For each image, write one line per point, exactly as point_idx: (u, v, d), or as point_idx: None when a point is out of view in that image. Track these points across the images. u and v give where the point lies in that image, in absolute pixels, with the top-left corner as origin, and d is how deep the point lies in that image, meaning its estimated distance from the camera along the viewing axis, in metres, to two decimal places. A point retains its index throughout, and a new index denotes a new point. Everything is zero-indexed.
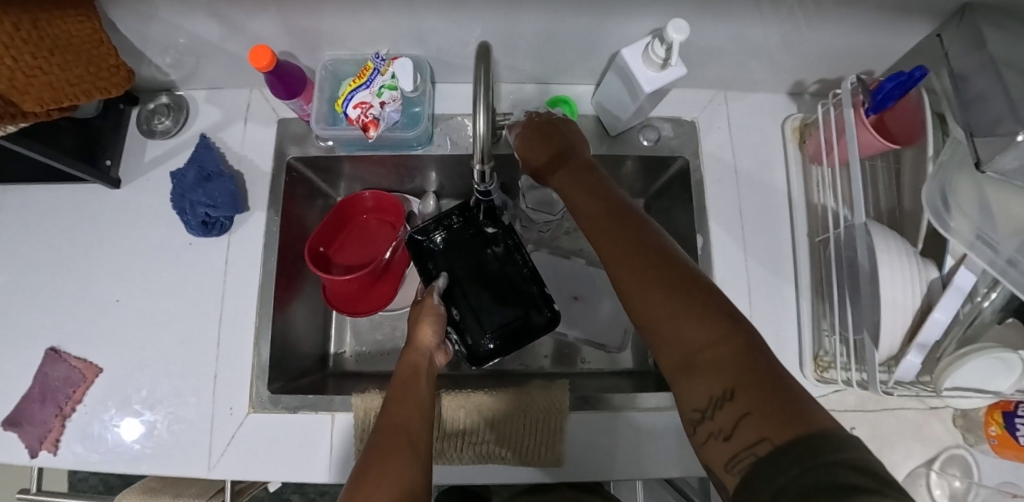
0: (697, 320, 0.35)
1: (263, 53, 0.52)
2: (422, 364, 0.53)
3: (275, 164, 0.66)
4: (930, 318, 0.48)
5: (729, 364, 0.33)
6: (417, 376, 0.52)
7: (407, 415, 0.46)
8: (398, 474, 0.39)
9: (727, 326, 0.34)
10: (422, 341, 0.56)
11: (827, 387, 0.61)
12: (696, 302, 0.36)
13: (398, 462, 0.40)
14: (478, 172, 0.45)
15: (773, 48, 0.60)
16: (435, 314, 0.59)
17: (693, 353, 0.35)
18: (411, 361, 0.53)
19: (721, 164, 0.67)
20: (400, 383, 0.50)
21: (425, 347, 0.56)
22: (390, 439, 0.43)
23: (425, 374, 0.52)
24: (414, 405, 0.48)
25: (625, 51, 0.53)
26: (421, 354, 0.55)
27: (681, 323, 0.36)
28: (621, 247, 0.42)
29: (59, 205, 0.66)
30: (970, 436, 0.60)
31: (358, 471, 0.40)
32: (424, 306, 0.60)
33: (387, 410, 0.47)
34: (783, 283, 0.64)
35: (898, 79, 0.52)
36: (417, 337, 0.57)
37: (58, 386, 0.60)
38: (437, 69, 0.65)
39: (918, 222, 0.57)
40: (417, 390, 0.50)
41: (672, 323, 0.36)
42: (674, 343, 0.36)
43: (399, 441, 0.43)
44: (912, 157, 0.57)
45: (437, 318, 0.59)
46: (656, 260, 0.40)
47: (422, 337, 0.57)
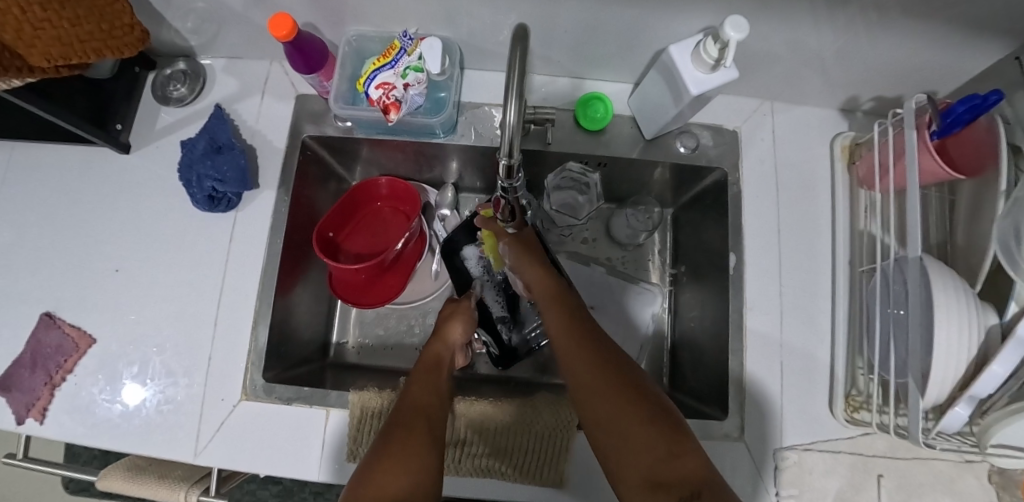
0: (657, 432, 0.39)
1: (283, 21, 0.49)
2: (445, 357, 0.54)
3: (290, 142, 0.63)
4: (987, 371, 0.43)
5: (689, 473, 0.37)
6: (440, 369, 0.52)
7: (428, 406, 0.45)
8: (414, 459, 0.39)
9: (679, 438, 0.39)
10: (450, 335, 0.57)
11: (856, 429, 0.57)
12: (648, 416, 0.40)
13: (413, 448, 0.40)
14: (504, 166, 0.40)
15: (831, 59, 0.55)
16: (467, 314, 0.60)
17: (657, 462, 0.38)
18: (435, 353, 0.53)
19: (762, 179, 0.63)
20: (421, 374, 0.50)
21: (451, 342, 0.56)
22: (408, 425, 0.42)
23: (447, 367, 0.53)
24: (433, 395, 0.47)
25: (674, 48, 0.49)
26: (446, 347, 0.55)
27: (626, 408, 0.41)
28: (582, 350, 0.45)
29: (67, 166, 0.63)
30: (1005, 495, 0.55)
31: (368, 462, 0.39)
32: (458, 306, 0.61)
33: (406, 397, 0.46)
34: (818, 313, 0.59)
35: (971, 102, 0.46)
36: (445, 331, 0.57)
37: (50, 354, 0.57)
38: (467, 53, 0.61)
39: (975, 260, 0.52)
40: (438, 382, 0.50)
41: (632, 431, 0.40)
42: (634, 453, 0.39)
43: (418, 427, 0.42)
44: (973, 189, 0.53)
45: (467, 319, 0.60)
46: (615, 370, 0.44)
47: (450, 332, 0.57)
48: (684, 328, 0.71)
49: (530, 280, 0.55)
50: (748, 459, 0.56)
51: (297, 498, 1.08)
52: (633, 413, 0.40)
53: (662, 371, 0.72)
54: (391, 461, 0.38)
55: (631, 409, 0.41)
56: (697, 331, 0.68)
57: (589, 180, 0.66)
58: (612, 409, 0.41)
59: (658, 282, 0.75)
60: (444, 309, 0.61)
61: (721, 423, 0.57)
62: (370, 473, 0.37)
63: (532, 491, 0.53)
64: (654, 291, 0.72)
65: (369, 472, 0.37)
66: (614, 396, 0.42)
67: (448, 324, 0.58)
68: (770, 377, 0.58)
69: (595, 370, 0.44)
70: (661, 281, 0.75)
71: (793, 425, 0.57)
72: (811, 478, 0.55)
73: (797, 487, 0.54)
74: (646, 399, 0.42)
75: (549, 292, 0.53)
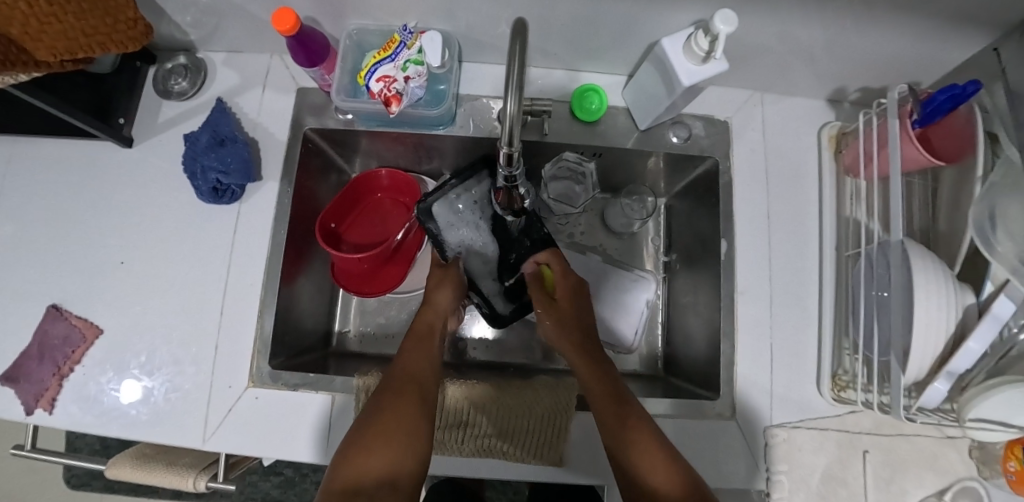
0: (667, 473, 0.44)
1: (286, 16, 0.50)
2: (436, 324, 0.57)
3: (291, 134, 0.64)
4: (964, 347, 0.46)
5: None
6: (432, 336, 0.55)
7: (419, 369, 0.50)
8: (404, 425, 0.43)
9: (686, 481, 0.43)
10: (439, 303, 0.59)
11: (842, 407, 0.59)
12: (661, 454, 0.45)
13: (405, 411, 0.44)
14: (504, 155, 0.42)
15: (820, 51, 0.57)
16: (456, 281, 0.62)
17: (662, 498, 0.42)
18: (427, 320, 0.57)
19: (752, 167, 0.65)
20: (414, 339, 0.54)
21: (442, 309, 0.60)
22: (401, 386, 0.47)
23: (438, 335, 0.56)
24: (427, 360, 0.51)
25: (666, 41, 0.50)
26: (437, 315, 0.59)
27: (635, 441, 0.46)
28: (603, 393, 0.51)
29: (70, 160, 0.64)
30: (986, 469, 0.58)
31: (362, 419, 0.44)
32: (445, 272, 0.62)
33: (399, 359, 0.50)
34: (807, 296, 0.62)
35: (951, 92, 0.48)
36: (434, 298, 0.60)
37: (57, 345, 0.58)
38: (465, 46, 0.62)
39: (956, 244, 0.54)
40: (428, 347, 0.53)
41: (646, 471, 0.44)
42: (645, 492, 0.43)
43: (409, 390, 0.46)
44: (955, 176, 0.55)
45: (456, 286, 0.62)
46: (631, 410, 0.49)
47: (440, 300, 0.60)
48: (678, 315, 0.73)
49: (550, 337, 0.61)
50: (740, 437, 0.58)
51: (300, 487, 1.10)
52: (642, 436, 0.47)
53: (656, 356, 0.75)
54: (380, 424, 0.42)
55: (645, 449, 0.45)
56: (689, 316, 0.70)
57: (585, 169, 0.67)
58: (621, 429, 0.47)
59: (653, 269, 0.77)
60: (434, 277, 0.62)
61: (714, 403, 0.59)
62: (361, 431, 0.43)
63: (534, 470, 0.55)
64: (647, 277, 0.74)
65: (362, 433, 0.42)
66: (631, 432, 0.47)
67: (437, 291, 0.61)
68: (761, 359, 0.60)
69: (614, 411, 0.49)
70: (655, 268, 0.77)
71: (783, 405, 0.59)
72: (800, 454, 0.58)
73: (787, 463, 0.57)
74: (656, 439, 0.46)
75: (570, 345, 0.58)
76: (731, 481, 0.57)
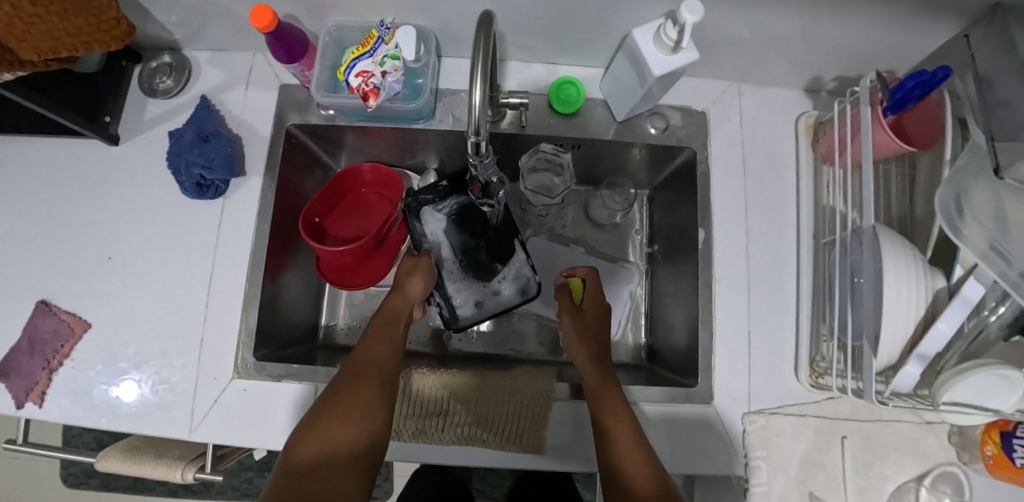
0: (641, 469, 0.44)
1: (264, 12, 0.51)
2: (404, 312, 0.56)
3: (274, 130, 0.65)
4: (933, 329, 0.46)
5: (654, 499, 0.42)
6: (398, 321, 0.55)
7: (381, 355, 0.50)
8: (362, 408, 0.44)
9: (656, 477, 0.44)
10: (410, 291, 0.58)
11: (820, 393, 0.60)
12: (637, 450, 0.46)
13: (364, 394, 0.45)
14: (473, 144, 0.42)
15: (792, 41, 0.58)
16: (427, 269, 0.61)
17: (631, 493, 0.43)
18: (395, 307, 0.56)
19: (730, 157, 0.66)
20: (379, 325, 0.53)
21: (412, 297, 0.58)
22: (360, 372, 0.47)
23: (404, 322, 0.55)
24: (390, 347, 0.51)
25: (636, 32, 0.51)
26: (406, 303, 0.57)
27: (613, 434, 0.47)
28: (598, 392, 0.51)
29: (59, 158, 0.65)
30: (965, 454, 0.59)
31: (323, 400, 0.45)
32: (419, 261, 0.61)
33: (362, 345, 0.50)
34: (785, 284, 0.62)
35: (920, 78, 0.49)
36: (406, 287, 0.58)
37: (47, 340, 0.59)
38: (443, 41, 0.63)
39: (929, 229, 0.55)
40: (393, 334, 0.53)
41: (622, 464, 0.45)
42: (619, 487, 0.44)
43: (370, 377, 0.47)
44: (929, 163, 0.55)
45: (428, 273, 0.61)
46: (620, 410, 0.49)
47: (412, 287, 0.59)
48: (660, 305, 0.73)
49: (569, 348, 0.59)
50: (719, 423, 0.59)
51: None
52: (624, 434, 0.47)
53: (640, 346, 0.75)
54: (340, 404, 0.44)
55: (625, 447, 0.46)
56: (671, 306, 0.71)
57: (562, 160, 0.69)
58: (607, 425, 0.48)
59: (636, 260, 0.78)
60: (405, 266, 0.61)
61: (693, 391, 0.60)
62: (322, 411, 0.44)
63: (515, 457, 0.56)
64: (631, 268, 0.75)
65: (320, 411, 0.44)
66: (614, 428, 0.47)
67: (408, 280, 0.59)
68: (740, 346, 0.61)
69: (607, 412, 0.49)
70: (638, 259, 0.78)
71: (762, 392, 0.60)
72: (778, 440, 0.58)
73: (765, 448, 0.58)
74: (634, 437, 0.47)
75: (586, 351, 0.56)
76: (710, 467, 0.57)
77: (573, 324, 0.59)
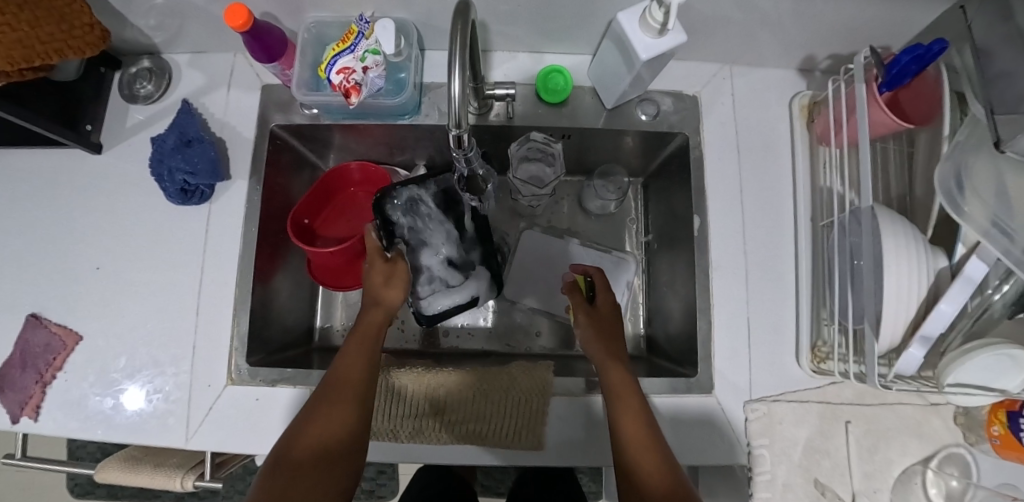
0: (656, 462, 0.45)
1: (239, 11, 0.49)
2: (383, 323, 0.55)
3: (258, 131, 0.64)
4: (936, 310, 0.45)
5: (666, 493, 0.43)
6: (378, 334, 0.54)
7: (359, 369, 0.50)
8: (336, 426, 0.46)
9: (670, 472, 0.45)
10: (387, 301, 0.56)
11: (822, 379, 0.59)
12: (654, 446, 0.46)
13: (338, 412, 0.47)
14: (455, 137, 0.41)
15: (783, 19, 0.56)
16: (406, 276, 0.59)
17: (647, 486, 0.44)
18: (373, 319, 0.55)
19: (723, 141, 0.64)
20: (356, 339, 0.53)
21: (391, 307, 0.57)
22: (336, 390, 0.48)
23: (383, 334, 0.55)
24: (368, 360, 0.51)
25: (622, 16, 0.49)
26: (384, 313, 0.56)
27: (631, 428, 0.47)
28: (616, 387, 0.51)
29: (42, 169, 0.64)
30: (971, 434, 0.58)
31: (303, 418, 0.47)
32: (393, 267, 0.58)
33: (340, 361, 0.50)
34: (782, 268, 0.61)
35: (916, 52, 0.47)
36: (383, 296, 0.56)
37: (38, 353, 0.59)
38: (426, 34, 0.61)
39: (929, 208, 0.53)
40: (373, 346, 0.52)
41: (638, 459, 0.46)
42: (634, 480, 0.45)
43: (347, 395, 0.48)
44: (927, 140, 0.54)
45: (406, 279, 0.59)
46: (641, 405, 0.49)
47: (389, 296, 0.57)
48: (658, 294, 0.72)
49: (584, 344, 0.57)
50: (721, 414, 0.58)
51: None
52: (640, 429, 0.47)
53: (639, 337, 0.74)
54: (314, 424, 0.46)
55: (642, 442, 0.47)
56: (668, 295, 0.70)
57: (554, 150, 0.66)
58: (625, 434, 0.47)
59: (632, 250, 0.76)
60: (377, 269, 0.57)
61: (693, 381, 0.59)
62: (301, 430, 0.46)
63: (515, 453, 0.56)
64: (628, 259, 0.74)
65: (299, 430, 0.46)
66: (634, 423, 0.48)
67: (386, 288, 0.57)
68: (738, 334, 0.60)
69: (625, 412, 0.48)
70: (635, 249, 0.77)
71: (762, 379, 0.59)
72: (781, 427, 0.58)
73: (767, 436, 0.57)
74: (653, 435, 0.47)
75: (603, 348, 0.54)
76: (714, 458, 0.57)
77: (587, 324, 0.57)
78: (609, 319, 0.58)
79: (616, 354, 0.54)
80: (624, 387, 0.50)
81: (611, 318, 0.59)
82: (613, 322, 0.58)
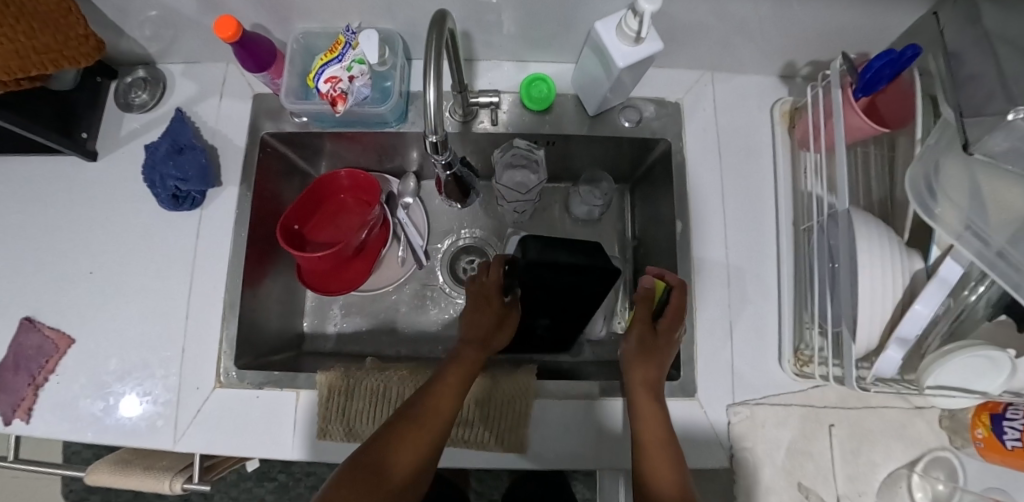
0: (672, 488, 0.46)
1: (227, 23, 0.51)
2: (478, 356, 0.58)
3: (249, 139, 0.65)
4: (910, 311, 0.45)
5: None
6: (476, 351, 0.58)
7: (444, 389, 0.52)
8: (409, 439, 0.48)
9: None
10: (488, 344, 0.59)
11: (805, 382, 0.59)
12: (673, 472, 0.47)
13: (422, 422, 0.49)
14: (432, 142, 0.43)
15: (760, 26, 0.57)
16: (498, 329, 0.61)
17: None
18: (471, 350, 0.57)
19: (706, 147, 0.65)
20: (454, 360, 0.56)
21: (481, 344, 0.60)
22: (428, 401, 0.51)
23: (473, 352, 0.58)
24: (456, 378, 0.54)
25: (599, 25, 0.51)
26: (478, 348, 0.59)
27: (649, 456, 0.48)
28: (650, 411, 0.51)
29: (37, 175, 0.66)
30: (956, 438, 0.58)
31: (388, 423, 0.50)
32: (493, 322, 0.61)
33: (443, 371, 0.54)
34: (765, 272, 0.62)
35: (889, 57, 0.48)
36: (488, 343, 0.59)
37: (31, 356, 0.60)
38: (411, 43, 0.63)
39: (906, 212, 0.54)
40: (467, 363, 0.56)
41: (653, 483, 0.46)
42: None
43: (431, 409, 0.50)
44: (904, 145, 0.55)
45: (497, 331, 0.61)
46: (663, 434, 0.50)
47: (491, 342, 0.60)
48: None
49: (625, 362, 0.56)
50: (704, 418, 0.58)
51: (292, 493, 1.11)
52: (660, 457, 0.48)
53: None
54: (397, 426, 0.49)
55: (662, 468, 0.47)
56: None
57: (537, 157, 0.67)
58: (647, 458, 0.48)
59: (620, 255, 0.77)
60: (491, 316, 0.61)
61: (677, 384, 0.59)
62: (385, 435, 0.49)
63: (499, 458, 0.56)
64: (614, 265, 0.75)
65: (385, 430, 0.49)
66: (656, 447, 0.49)
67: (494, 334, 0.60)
68: (721, 337, 0.60)
69: (656, 439, 0.49)
70: (622, 255, 0.77)
71: (745, 382, 0.59)
72: (763, 430, 0.58)
73: (750, 439, 0.57)
74: (675, 461, 0.48)
75: (643, 374, 0.54)
76: (698, 462, 0.57)
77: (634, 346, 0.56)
78: (667, 342, 0.56)
79: (657, 379, 0.54)
80: (652, 415, 0.51)
81: (668, 339, 0.56)
82: (668, 345, 0.56)
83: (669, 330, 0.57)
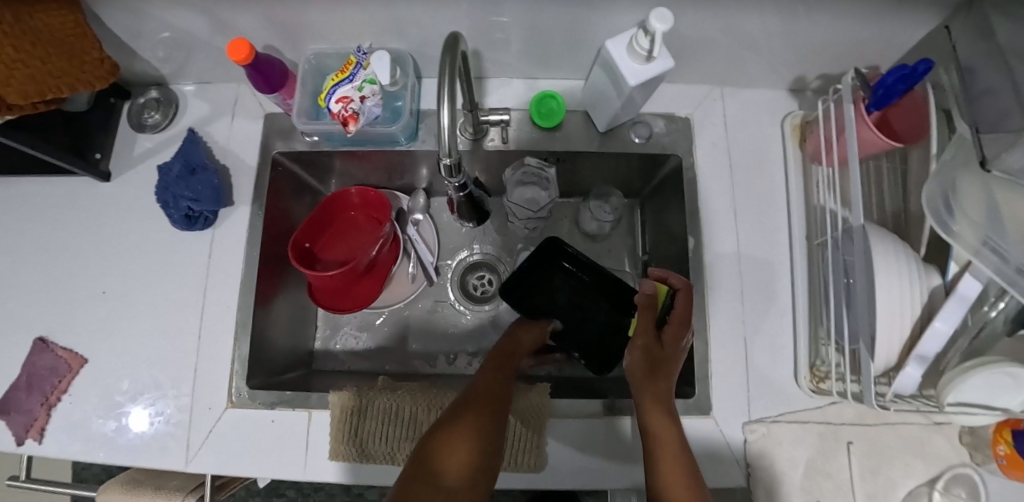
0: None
1: (240, 46, 0.51)
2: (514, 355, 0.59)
3: (260, 158, 0.66)
4: (930, 327, 0.45)
5: None
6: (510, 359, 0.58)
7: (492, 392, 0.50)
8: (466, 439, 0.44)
9: None
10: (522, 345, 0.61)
11: (822, 399, 0.58)
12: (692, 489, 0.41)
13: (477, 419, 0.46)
14: (444, 165, 0.43)
15: (770, 42, 0.57)
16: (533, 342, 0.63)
17: None
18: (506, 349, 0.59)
19: (716, 161, 0.65)
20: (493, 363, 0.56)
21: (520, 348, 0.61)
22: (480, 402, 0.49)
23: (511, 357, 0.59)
24: (500, 381, 0.53)
25: (609, 43, 0.51)
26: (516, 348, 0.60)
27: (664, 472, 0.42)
28: (659, 424, 0.45)
29: (51, 196, 0.66)
30: (978, 455, 0.57)
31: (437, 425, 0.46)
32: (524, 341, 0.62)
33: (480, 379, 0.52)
34: (779, 287, 0.61)
35: (901, 73, 0.47)
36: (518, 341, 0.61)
37: (44, 376, 0.60)
38: (421, 62, 0.63)
39: (922, 227, 0.53)
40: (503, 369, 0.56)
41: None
42: None
43: (483, 408, 0.48)
44: (918, 158, 0.54)
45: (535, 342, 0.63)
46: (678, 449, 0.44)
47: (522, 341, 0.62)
48: None
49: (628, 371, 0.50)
50: (720, 436, 0.57)
51: None
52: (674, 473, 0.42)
53: None
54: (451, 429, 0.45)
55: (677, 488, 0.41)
56: None
57: (547, 174, 0.67)
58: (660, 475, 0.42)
59: (630, 269, 0.77)
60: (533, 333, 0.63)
61: (691, 401, 0.59)
62: (433, 439, 0.44)
63: (515, 477, 0.56)
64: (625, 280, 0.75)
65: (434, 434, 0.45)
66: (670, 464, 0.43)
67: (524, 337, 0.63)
68: (735, 354, 0.60)
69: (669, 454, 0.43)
70: (633, 269, 0.77)
71: (761, 399, 0.58)
72: (780, 448, 0.57)
73: (766, 458, 0.56)
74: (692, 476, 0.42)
75: (654, 385, 0.48)
76: (715, 481, 0.56)
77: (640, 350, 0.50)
78: (674, 347, 0.51)
79: (666, 387, 0.48)
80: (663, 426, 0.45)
81: (675, 343, 0.52)
82: (675, 348, 0.51)
83: (676, 333, 0.52)
